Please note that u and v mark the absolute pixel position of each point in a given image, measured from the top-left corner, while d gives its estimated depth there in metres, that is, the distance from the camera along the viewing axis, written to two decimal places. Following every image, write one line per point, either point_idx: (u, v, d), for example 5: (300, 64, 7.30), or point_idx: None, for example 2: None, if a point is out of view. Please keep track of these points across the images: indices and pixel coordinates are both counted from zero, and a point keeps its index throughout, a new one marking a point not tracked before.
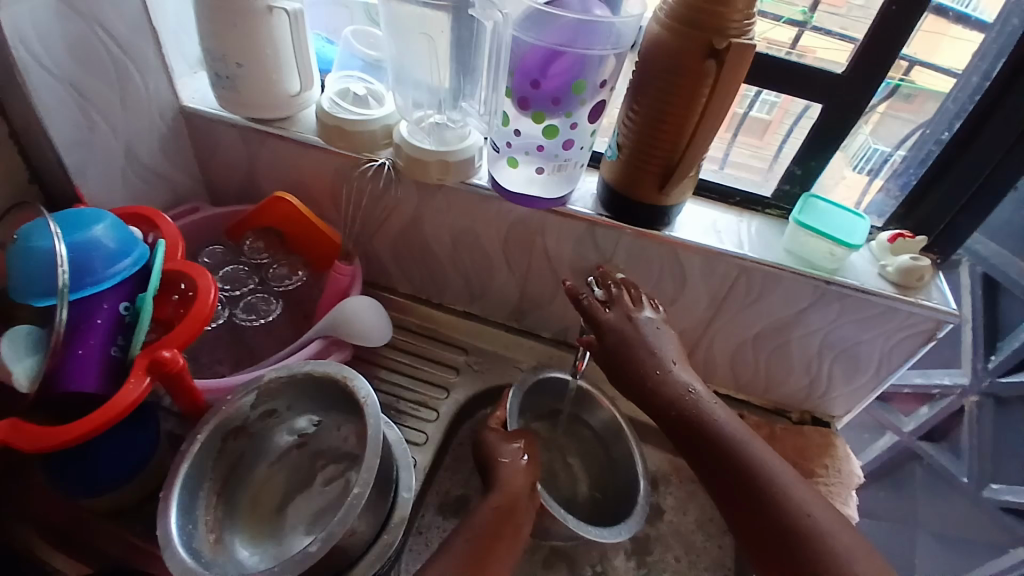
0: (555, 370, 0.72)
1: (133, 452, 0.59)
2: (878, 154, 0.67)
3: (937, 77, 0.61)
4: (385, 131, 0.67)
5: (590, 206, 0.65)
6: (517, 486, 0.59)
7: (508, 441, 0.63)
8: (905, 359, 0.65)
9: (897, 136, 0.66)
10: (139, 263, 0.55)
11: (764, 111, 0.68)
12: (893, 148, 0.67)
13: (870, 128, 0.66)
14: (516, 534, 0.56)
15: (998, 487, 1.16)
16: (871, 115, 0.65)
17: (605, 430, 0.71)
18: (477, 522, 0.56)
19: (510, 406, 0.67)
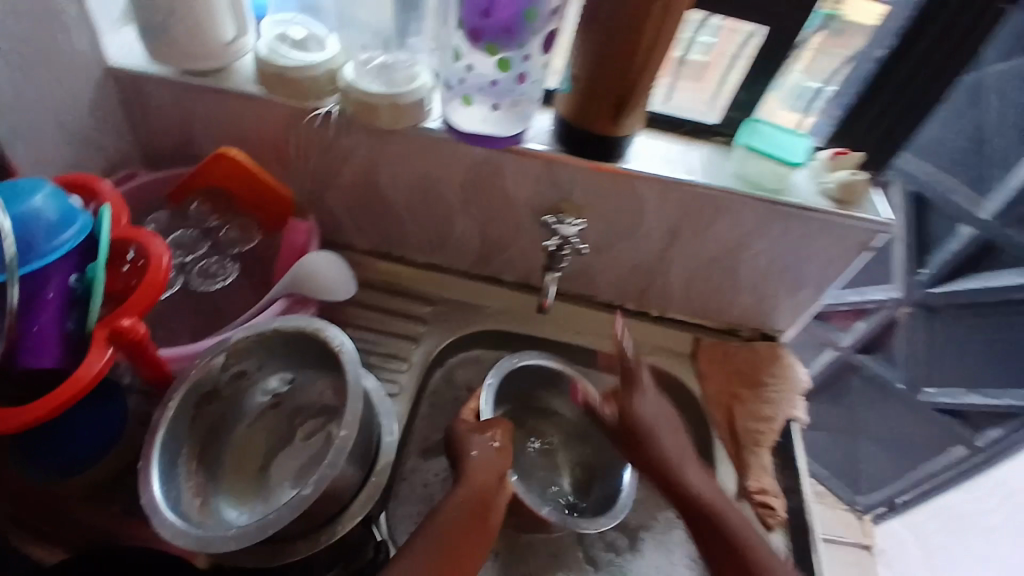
0: (529, 355, 0.72)
1: (102, 429, 0.58)
2: (810, 90, 0.70)
3: (867, 6, 0.63)
4: (329, 76, 0.64)
5: (547, 143, 0.65)
6: (485, 479, 0.59)
7: (479, 432, 0.62)
8: (845, 270, 0.70)
9: (827, 71, 0.69)
10: (85, 233, 0.52)
11: (702, 54, 0.69)
12: (823, 84, 0.69)
13: (802, 65, 0.68)
14: (483, 532, 0.56)
15: (933, 390, 1.28)
16: (804, 51, 0.66)
17: (589, 416, 0.74)
18: (445, 519, 0.55)
19: (483, 397, 0.66)
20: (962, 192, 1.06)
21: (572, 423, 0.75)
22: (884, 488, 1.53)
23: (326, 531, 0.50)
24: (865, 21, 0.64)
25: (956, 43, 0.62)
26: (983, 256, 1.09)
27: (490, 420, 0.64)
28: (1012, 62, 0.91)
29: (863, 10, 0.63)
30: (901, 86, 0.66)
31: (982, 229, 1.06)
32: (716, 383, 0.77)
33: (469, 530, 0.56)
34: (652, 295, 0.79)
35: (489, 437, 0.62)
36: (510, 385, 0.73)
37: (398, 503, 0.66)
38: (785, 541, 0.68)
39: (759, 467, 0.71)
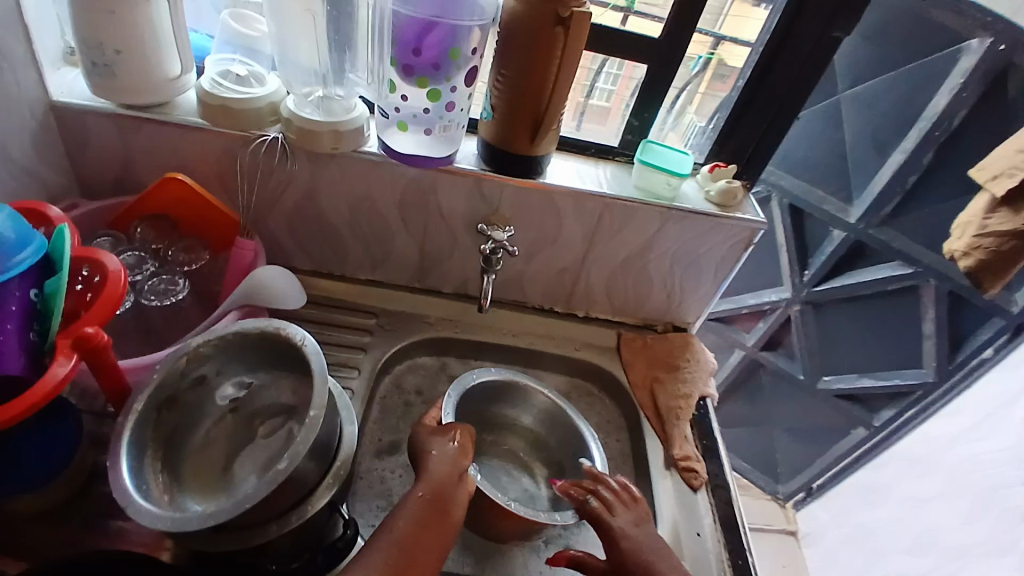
0: (483, 373, 0.76)
1: (57, 445, 0.59)
2: (699, 128, 0.87)
3: (739, 50, 0.78)
4: (272, 108, 0.71)
5: (474, 163, 0.75)
6: (444, 477, 0.59)
7: (439, 435, 0.63)
8: (734, 263, 0.83)
9: (710, 111, 0.85)
10: (40, 252, 0.55)
11: (603, 99, 0.83)
12: (707, 122, 0.86)
13: (694, 108, 0.85)
14: (445, 526, 0.56)
15: (830, 378, 1.42)
16: (694, 96, 0.84)
17: (552, 422, 0.79)
18: (406, 515, 0.55)
19: (445, 404, 0.69)
20: (832, 203, 1.24)
21: (538, 432, 0.81)
22: (800, 476, 1.65)
23: (297, 513, 0.53)
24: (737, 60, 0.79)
25: (801, 73, 0.74)
26: (855, 255, 1.27)
27: (451, 423, 0.65)
28: (860, 87, 1.13)
29: (736, 53, 0.79)
30: (765, 107, 0.78)
31: (851, 232, 1.23)
32: (640, 369, 0.87)
33: (430, 526, 0.55)
34: (576, 297, 0.89)
35: (450, 437, 0.63)
36: (474, 399, 0.77)
37: (357, 499, 0.70)
38: (710, 500, 0.75)
39: (681, 436, 0.80)
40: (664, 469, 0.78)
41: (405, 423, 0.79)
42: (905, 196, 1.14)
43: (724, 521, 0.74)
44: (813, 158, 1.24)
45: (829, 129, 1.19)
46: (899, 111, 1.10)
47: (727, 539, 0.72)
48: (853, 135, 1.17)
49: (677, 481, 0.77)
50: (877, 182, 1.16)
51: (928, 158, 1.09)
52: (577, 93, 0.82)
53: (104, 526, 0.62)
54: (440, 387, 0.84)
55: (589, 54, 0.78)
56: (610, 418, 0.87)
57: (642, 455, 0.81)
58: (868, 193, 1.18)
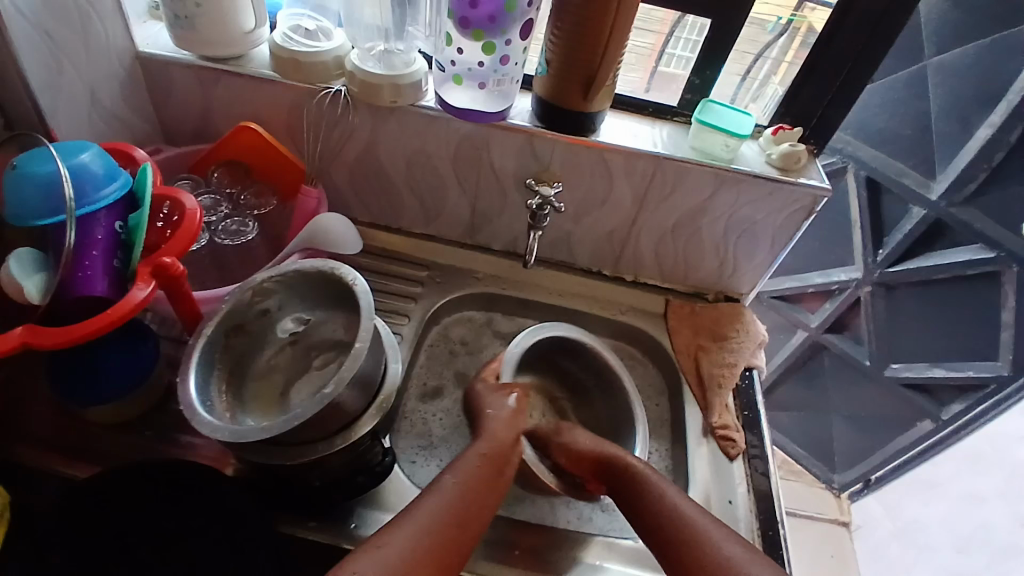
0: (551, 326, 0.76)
1: (139, 359, 0.67)
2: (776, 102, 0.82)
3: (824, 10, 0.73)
4: (337, 61, 0.74)
5: (528, 120, 0.75)
6: (501, 435, 0.65)
7: (496, 394, 0.70)
8: (793, 233, 0.80)
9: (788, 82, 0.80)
10: (125, 188, 0.62)
11: (675, 66, 0.81)
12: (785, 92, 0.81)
13: (780, 79, 0.81)
14: (499, 478, 0.62)
15: (897, 366, 1.34)
16: (779, 67, 0.80)
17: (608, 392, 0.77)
18: (466, 465, 0.61)
19: (505, 358, 0.74)
20: (913, 176, 1.16)
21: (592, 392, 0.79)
22: (858, 466, 1.58)
23: (342, 436, 0.58)
24: (818, 25, 0.74)
25: (878, 24, 0.70)
26: (933, 235, 1.18)
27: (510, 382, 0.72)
28: (946, 57, 1.06)
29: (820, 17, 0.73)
30: (835, 66, 0.75)
31: (931, 210, 1.15)
32: (685, 337, 0.86)
33: (483, 491, 0.59)
34: (624, 261, 0.88)
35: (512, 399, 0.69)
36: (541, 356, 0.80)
37: (399, 436, 0.75)
38: (745, 470, 0.74)
39: (722, 406, 0.78)
40: (700, 436, 0.77)
41: (449, 370, 0.83)
42: (991, 172, 1.06)
43: (758, 492, 0.72)
44: (894, 128, 1.16)
45: (912, 96, 1.12)
46: (987, 81, 1.03)
47: (759, 508, 0.71)
48: (940, 104, 1.08)
49: (713, 448, 0.76)
50: (962, 157, 1.08)
51: (1017, 134, 1.01)
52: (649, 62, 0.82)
53: (174, 436, 0.70)
54: (485, 340, 0.87)
55: (669, 14, 0.77)
56: (652, 382, 0.87)
57: (681, 421, 0.81)
58: (953, 168, 1.10)
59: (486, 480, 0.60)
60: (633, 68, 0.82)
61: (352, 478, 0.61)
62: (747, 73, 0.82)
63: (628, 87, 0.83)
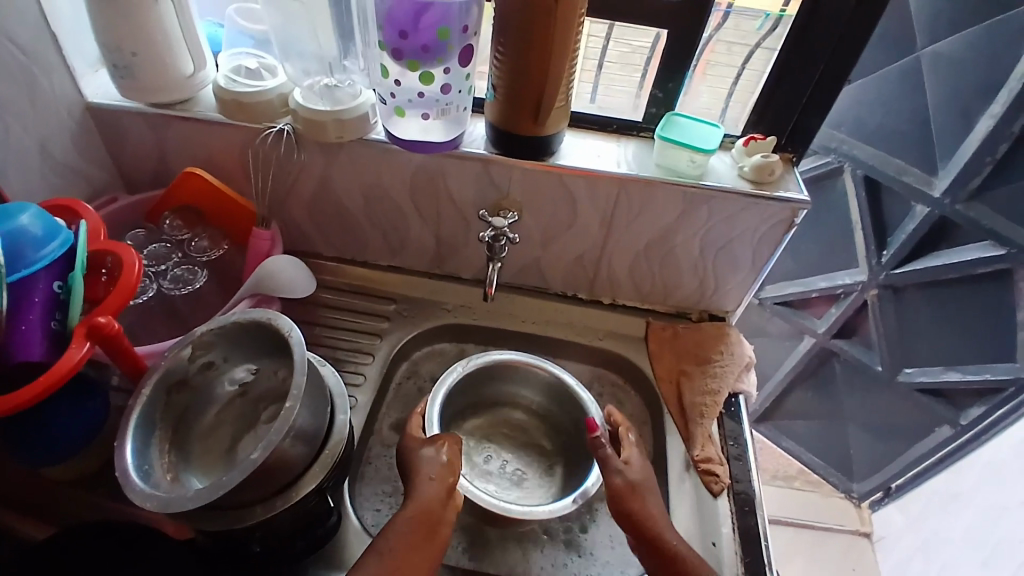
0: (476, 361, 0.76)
1: (83, 418, 0.64)
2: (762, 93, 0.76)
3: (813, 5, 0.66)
4: (282, 99, 0.72)
5: (483, 146, 0.72)
6: (432, 496, 0.58)
7: (428, 448, 0.62)
8: (774, 247, 0.75)
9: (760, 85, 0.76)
10: (66, 246, 0.60)
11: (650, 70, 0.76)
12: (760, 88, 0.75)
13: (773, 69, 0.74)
14: (435, 544, 0.56)
15: (911, 370, 1.26)
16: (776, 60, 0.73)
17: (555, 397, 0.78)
18: (393, 539, 0.55)
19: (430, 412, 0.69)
20: (913, 174, 1.10)
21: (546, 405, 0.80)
22: (876, 475, 1.50)
23: (282, 498, 0.55)
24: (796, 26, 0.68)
25: (849, 22, 0.65)
26: (941, 233, 1.11)
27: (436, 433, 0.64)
28: (941, 45, 1.00)
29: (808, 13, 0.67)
30: (805, 71, 0.70)
31: (936, 208, 1.08)
32: (667, 361, 0.82)
33: (419, 546, 0.55)
34: (599, 285, 0.85)
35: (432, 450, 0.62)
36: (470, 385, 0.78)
37: (362, 485, 0.73)
38: (730, 506, 0.70)
39: (705, 436, 0.74)
40: (683, 470, 0.74)
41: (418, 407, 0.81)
42: (997, 166, 0.99)
43: (744, 531, 0.67)
44: (891, 124, 1.10)
45: (907, 91, 1.06)
46: (986, 70, 0.97)
47: (746, 552, 0.66)
48: (938, 98, 1.03)
49: (697, 483, 0.73)
50: (964, 150, 1.01)
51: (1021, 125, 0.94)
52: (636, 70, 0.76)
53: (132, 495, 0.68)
54: None
55: (652, 30, 0.72)
56: (633, 410, 0.83)
57: (663, 454, 0.77)
58: (955, 163, 1.03)
59: (416, 547, 0.55)
60: (635, 68, 0.76)
61: (291, 544, 0.61)
62: (747, 66, 0.75)
63: (625, 87, 0.78)
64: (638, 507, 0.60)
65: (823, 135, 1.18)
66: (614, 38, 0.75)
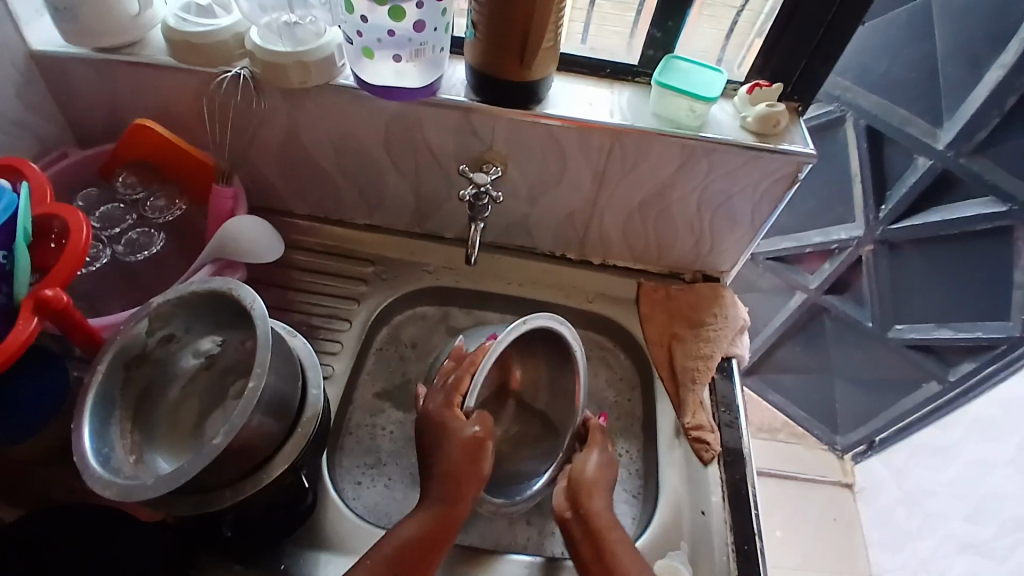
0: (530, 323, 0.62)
1: (48, 396, 0.59)
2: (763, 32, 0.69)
3: None
4: (237, 40, 0.65)
5: (463, 93, 0.65)
6: (461, 508, 0.57)
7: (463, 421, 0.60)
8: (775, 204, 0.71)
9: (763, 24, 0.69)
10: (10, 211, 0.53)
11: (642, 10, 0.70)
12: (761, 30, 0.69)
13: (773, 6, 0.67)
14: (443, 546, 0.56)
15: (902, 327, 1.25)
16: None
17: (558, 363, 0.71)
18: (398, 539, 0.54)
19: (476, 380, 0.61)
20: (918, 124, 1.04)
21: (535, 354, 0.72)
22: (862, 428, 1.51)
23: (252, 479, 0.52)
24: None
25: None
26: (942, 187, 1.07)
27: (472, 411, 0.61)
28: None
29: None
30: (818, 9, 0.64)
31: (939, 161, 1.03)
32: (658, 325, 0.78)
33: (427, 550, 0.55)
34: (589, 243, 0.80)
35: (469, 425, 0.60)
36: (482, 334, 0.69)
37: (342, 455, 0.70)
38: (721, 474, 0.68)
39: (696, 403, 0.71)
40: (673, 437, 0.72)
41: (399, 373, 0.77)
42: (1004, 119, 0.94)
43: (733, 500, 0.66)
44: (897, 72, 1.03)
45: (918, 36, 0.99)
46: (1003, 13, 0.90)
47: (735, 520, 0.65)
48: (949, 44, 0.96)
49: (687, 451, 0.70)
50: (971, 103, 0.96)
51: None
52: (628, 10, 0.70)
53: None
54: (436, 340, 0.80)
55: None
56: (623, 374, 0.80)
57: (652, 419, 0.75)
58: (962, 114, 0.98)
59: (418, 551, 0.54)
60: (629, 7, 0.70)
61: (264, 526, 0.58)
62: (747, 5, 0.69)
63: (618, 28, 0.72)
64: (592, 489, 0.61)
65: (827, 83, 1.11)
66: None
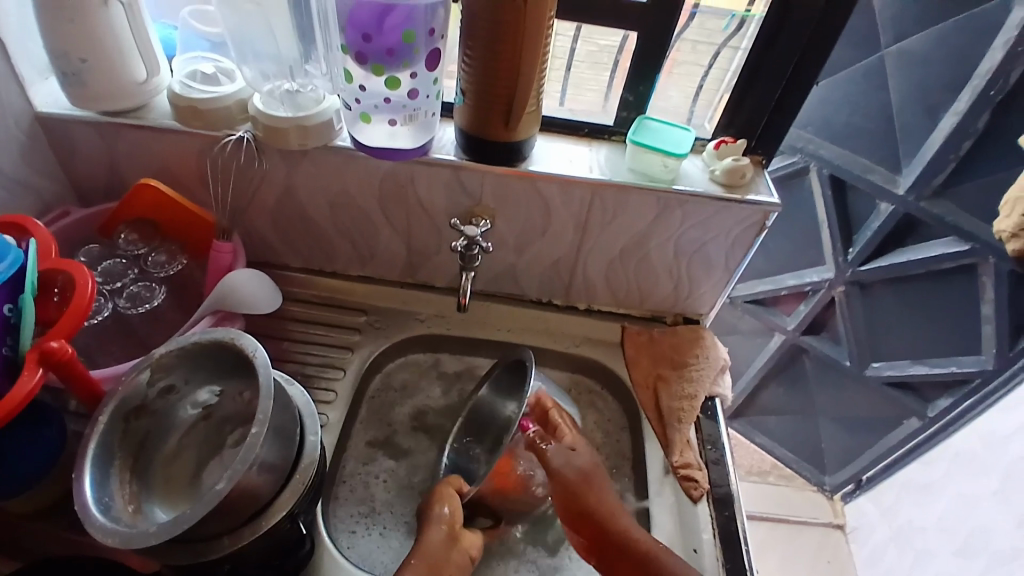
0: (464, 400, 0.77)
1: (40, 449, 0.59)
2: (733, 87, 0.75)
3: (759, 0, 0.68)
4: (241, 105, 0.70)
5: (453, 152, 0.70)
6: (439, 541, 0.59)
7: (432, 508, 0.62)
8: (747, 249, 0.75)
9: (726, 83, 0.76)
10: (17, 266, 0.55)
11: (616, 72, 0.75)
12: (724, 89, 0.76)
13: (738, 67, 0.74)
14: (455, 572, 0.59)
15: (879, 364, 1.29)
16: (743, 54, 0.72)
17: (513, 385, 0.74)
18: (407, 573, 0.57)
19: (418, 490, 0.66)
20: (878, 172, 1.12)
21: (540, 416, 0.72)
22: (848, 468, 1.53)
23: (250, 527, 0.53)
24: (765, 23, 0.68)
25: (821, 22, 0.66)
26: (905, 230, 1.14)
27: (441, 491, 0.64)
28: (906, 43, 1.02)
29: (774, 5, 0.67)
30: (775, 71, 0.71)
31: (900, 206, 1.11)
32: (643, 367, 0.81)
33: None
34: (575, 289, 0.84)
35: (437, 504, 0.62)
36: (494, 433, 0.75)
37: (337, 504, 0.71)
38: (711, 512, 0.69)
39: (683, 441, 0.74)
40: (662, 476, 0.73)
41: (391, 420, 0.79)
42: (959, 163, 1.02)
43: (725, 536, 0.68)
44: (857, 123, 1.11)
45: (873, 91, 1.08)
46: (948, 69, 0.99)
47: (727, 558, 0.66)
48: (901, 97, 1.05)
49: (676, 491, 0.72)
50: (927, 149, 1.04)
51: (984, 122, 0.97)
52: (606, 72, 0.76)
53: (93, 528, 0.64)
54: (426, 388, 0.82)
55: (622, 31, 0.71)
56: (612, 415, 0.83)
57: (642, 459, 0.77)
58: (918, 161, 1.06)
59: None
60: (603, 68, 0.76)
61: None
62: (713, 65, 0.75)
63: (593, 87, 0.78)
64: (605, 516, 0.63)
65: (790, 136, 1.20)
66: (581, 37, 0.74)
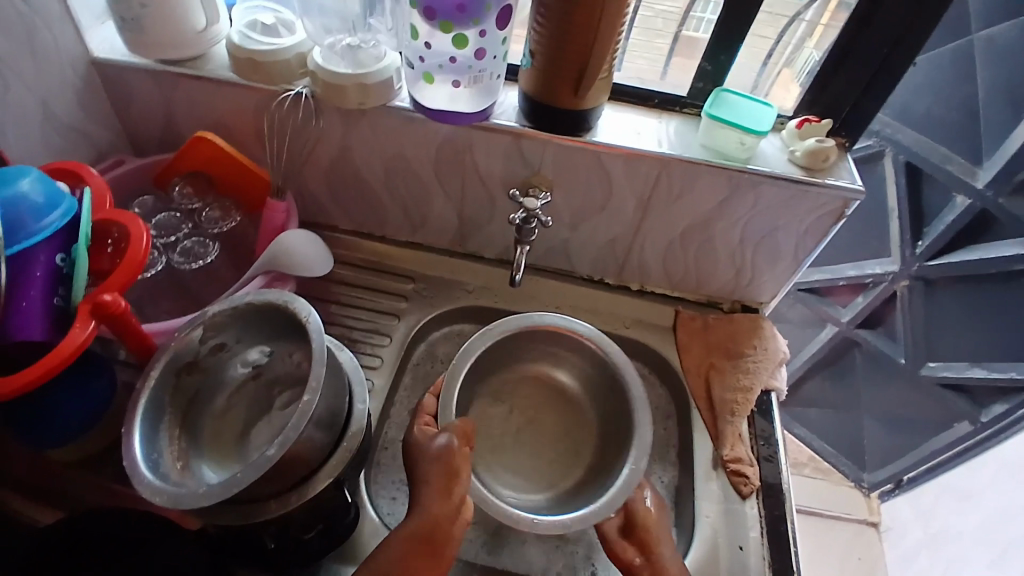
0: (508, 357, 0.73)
1: (90, 397, 0.60)
2: (810, 64, 0.69)
3: None
4: (299, 60, 0.67)
5: (514, 118, 0.66)
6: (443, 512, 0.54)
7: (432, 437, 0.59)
8: (820, 240, 0.70)
9: (793, 61, 0.72)
10: (70, 216, 0.55)
11: (687, 40, 0.72)
12: (778, 62, 0.73)
13: (814, 42, 0.69)
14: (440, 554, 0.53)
15: (935, 365, 1.23)
16: (814, 29, 0.68)
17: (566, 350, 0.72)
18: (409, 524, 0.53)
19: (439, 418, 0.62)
20: (957, 162, 1.03)
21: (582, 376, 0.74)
22: (889, 466, 1.48)
23: (296, 493, 0.52)
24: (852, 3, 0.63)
25: None
26: (981, 226, 1.05)
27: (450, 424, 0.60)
28: (996, 29, 0.94)
29: None
30: (872, 49, 0.64)
31: (977, 200, 1.03)
32: (696, 355, 0.78)
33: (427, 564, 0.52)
34: (628, 271, 0.80)
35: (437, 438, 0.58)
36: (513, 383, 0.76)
37: (378, 470, 0.71)
38: (759, 509, 0.67)
39: (735, 435, 0.71)
40: (709, 469, 0.71)
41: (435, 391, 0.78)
42: None
43: (771, 538, 0.65)
44: (939, 109, 1.03)
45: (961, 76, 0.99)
46: None
47: (773, 557, 0.64)
48: (990, 85, 0.96)
49: (724, 484, 0.69)
50: (1012, 142, 0.95)
51: None
52: (664, 38, 0.73)
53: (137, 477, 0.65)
54: None
55: None
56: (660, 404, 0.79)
57: (688, 451, 0.74)
58: (1001, 155, 0.98)
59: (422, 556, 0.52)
60: (659, 34, 0.73)
61: (304, 544, 0.58)
62: (780, 39, 0.71)
63: (647, 53, 0.75)
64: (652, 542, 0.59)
65: None
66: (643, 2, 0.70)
